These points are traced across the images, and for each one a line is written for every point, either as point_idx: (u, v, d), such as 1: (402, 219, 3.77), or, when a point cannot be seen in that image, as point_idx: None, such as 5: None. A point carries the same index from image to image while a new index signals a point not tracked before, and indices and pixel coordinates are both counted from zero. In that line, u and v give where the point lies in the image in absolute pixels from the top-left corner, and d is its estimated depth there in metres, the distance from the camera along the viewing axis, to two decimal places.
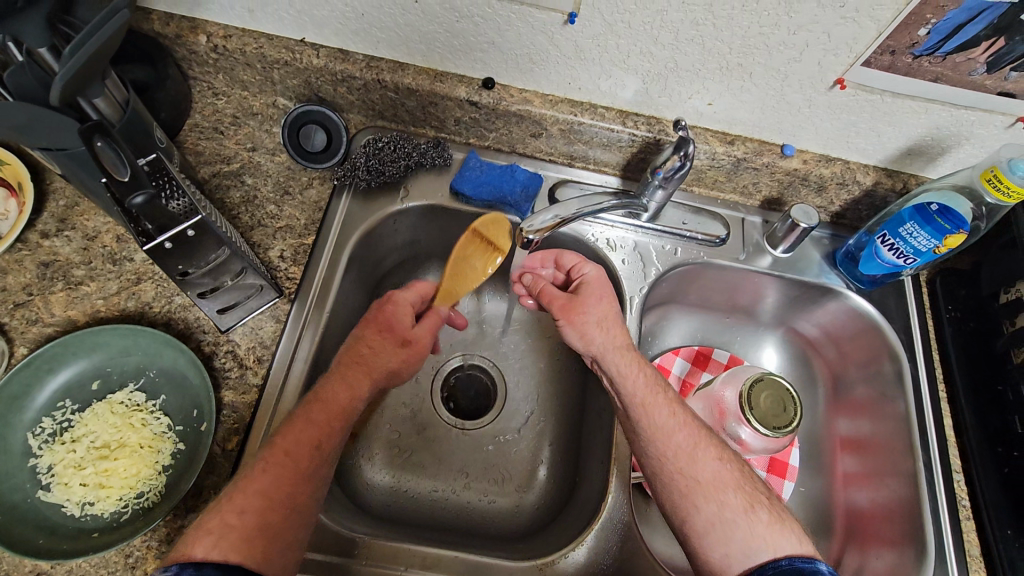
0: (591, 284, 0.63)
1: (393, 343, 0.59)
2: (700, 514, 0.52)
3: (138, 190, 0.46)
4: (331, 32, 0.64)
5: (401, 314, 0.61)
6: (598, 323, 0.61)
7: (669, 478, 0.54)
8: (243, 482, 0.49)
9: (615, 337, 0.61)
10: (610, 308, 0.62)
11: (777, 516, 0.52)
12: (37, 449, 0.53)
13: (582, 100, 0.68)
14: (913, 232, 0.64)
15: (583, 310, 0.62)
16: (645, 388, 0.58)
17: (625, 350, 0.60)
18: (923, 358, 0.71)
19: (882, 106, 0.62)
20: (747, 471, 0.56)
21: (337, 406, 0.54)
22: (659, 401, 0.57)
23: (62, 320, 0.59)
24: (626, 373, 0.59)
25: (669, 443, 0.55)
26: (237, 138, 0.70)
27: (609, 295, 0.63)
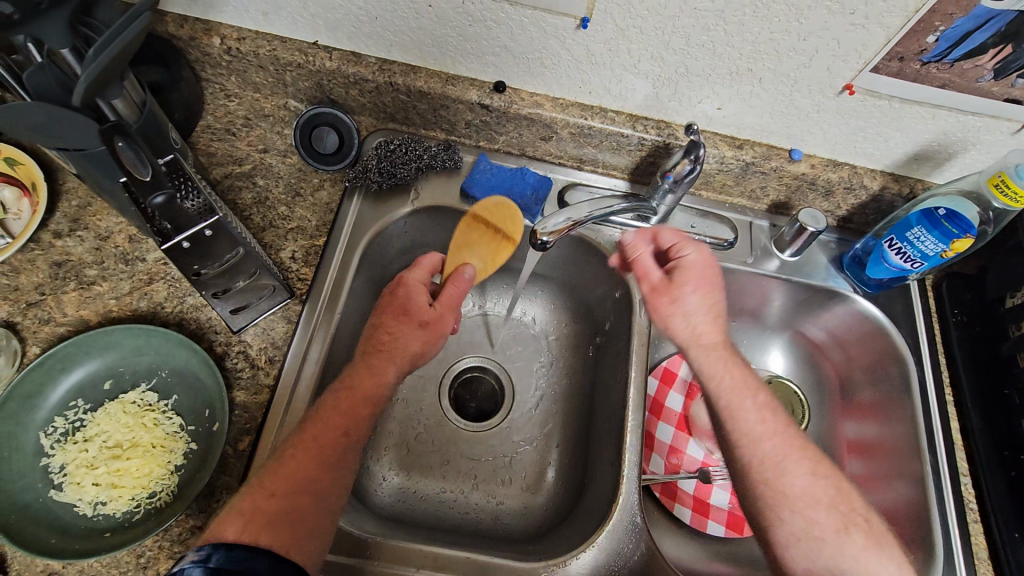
0: (691, 276, 0.61)
1: (413, 327, 0.59)
2: (785, 527, 0.55)
3: (158, 190, 0.47)
4: (344, 35, 0.65)
5: (418, 295, 0.61)
6: (690, 318, 0.61)
7: (757, 486, 0.56)
8: (270, 467, 0.50)
9: (707, 335, 0.61)
10: (706, 303, 0.62)
11: (871, 540, 0.54)
12: (49, 448, 0.52)
13: (592, 104, 0.69)
14: (920, 236, 0.64)
15: (677, 303, 0.61)
16: (737, 390, 0.59)
17: (716, 349, 0.60)
18: (930, 361, 0.71)
19: (889, 112, 0.62)
20: (842, 485, 0.57)
21: (364, 394, 0.56)
22: (749, 406, 0.59)
23: (75, 319, 0.59)
24: (713, 373, 0.60)
25: (756, 450, 0.57)
26: (249, 140, 0.70)
27: (706, 287, 0.62)
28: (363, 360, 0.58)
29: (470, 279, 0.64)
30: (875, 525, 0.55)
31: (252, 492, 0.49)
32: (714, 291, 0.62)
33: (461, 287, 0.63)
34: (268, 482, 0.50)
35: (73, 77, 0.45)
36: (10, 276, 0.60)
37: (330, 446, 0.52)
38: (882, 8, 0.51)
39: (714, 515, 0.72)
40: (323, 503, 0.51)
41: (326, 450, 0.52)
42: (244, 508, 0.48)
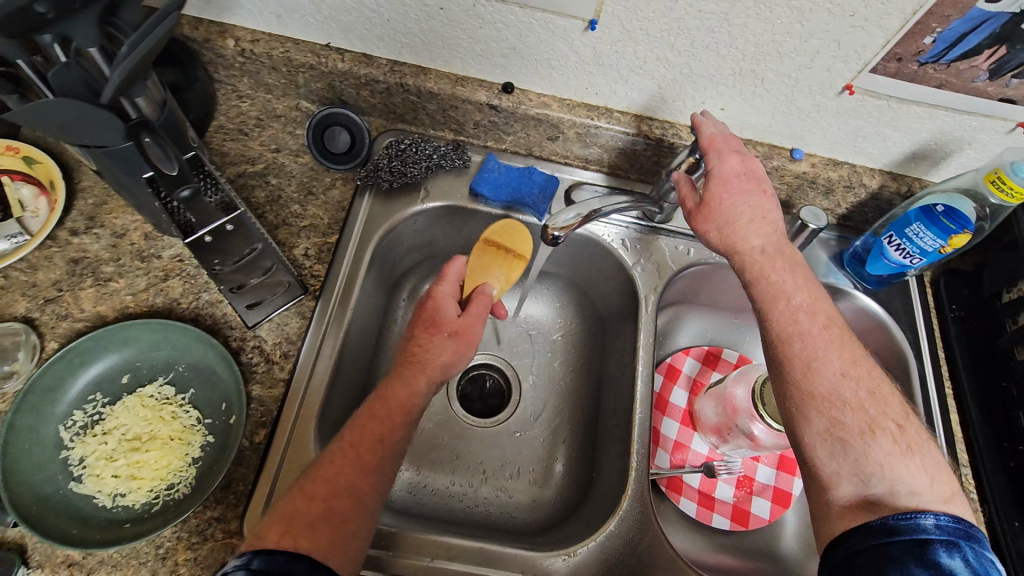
0: (717, 185, 0.60)
1: (444, 337, 0.59)
2: (809, 426, 0.52)
3: (183, 184, 0.50)
4: (356, 37, 0.66)
5: (447, 307, 0.61)
6: (723, 226, 0.61)
7: (786, 385, 0.55)
8: (313, 472, 0.51)
9: (745, 240, 0.60)
10: (741, 207, 0.60)
11: (902, 447, 0.50)
12: (68, 441, 0.53)
13: (598, 104, 0.70)
14: (919, 233, 0.66)
15: (715, 209, 0.61)
16: (774, 293, 0.58)
17: (757, 253, 0.59)
18: (930, 355, 0.72)
19: (888, 112, 0.64)
20: (879, 391, 0.53)
21: (400, 402, 0.55)
22: (785, 309, 0.57)
23: (92, 315, 0.60)
24: (755, 274, 0.59)
25: (787, 350, 0.55)
26: (262, 139, 0.72)
27: (740, 191, 0.60)
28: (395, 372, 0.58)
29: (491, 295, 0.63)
30: (912, 433, 0.51)
31: (295, 495, 0.49)
32: (750, 193, 0.61)
33: (484, 304, 0.63)
34: (309, 482, 0.50)
35: (98, 77, 0.46)
36: (27, 272, 0.61)
37: (359, 442, 0.53)
38: (882, 10, 0.53)
39: (718, 508, 0.73)
40: (363, 509, 0.51)
41: (365, 458, 0.52)
42: (286, 510, 0.48)
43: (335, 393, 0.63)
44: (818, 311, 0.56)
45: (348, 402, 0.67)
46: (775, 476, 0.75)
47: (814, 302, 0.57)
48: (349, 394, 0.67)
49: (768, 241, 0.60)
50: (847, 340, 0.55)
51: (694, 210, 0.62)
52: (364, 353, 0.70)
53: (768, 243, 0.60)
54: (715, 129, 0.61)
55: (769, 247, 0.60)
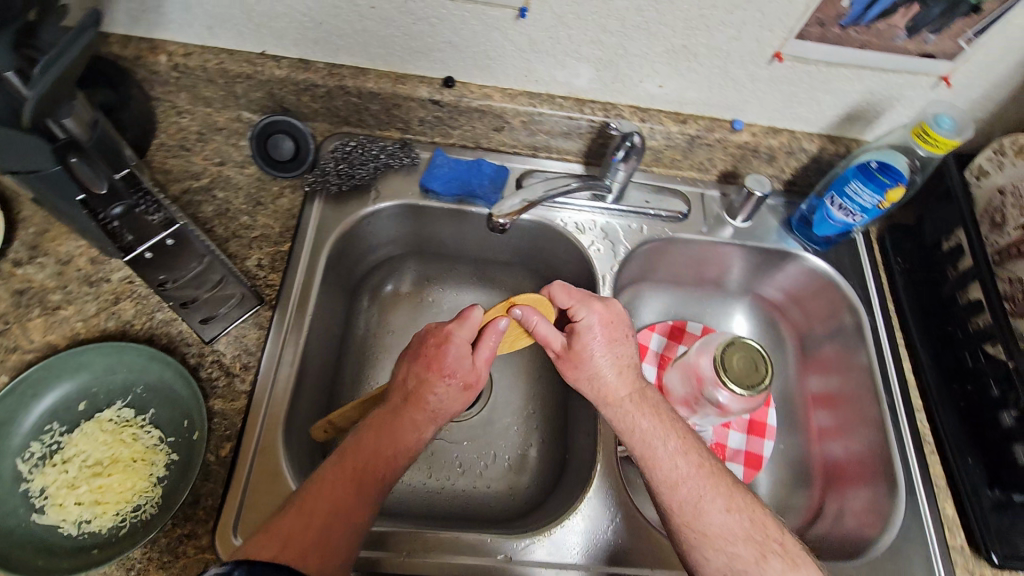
0: (586, 335, 0.61)
1: (449, 386, 0.57)
2: (709, 565, 0.51)
3: (116, 201, 0.48)
4: (291, 42, 0.66)
5: (457, 356, 0.58)
6: (594, 377, 0.60)
7: (678, 528, 0.53)
8: (308, 494, 0.50)
9: (614, 394, 0.59)
10: (608, 358, 0.60)
11: (790, 566, 0.50)
12: (27, 473, 0.52)
13: (539, 91, 0.71)
14: (858, 190, 0.68)
15: (581, 366, 0.60)
16: (649, 439, 0.56)
17: (626, 403, 0.58)
18: (880, 308, 0.75)
19: (817, 76, 0.66)
20: (759, 513, 0.53)
21: (402, 440, 0.54)
22: (664, 454, 0.55)
23: (42, 345, 0.58)
24: (628, 425, 0.58)
25: (674, 495, 0.53)
26: (205, 154, 0.71)
27: (604, 347, 0.61)
28: (395, 407, 0.56)
29: (503, 328, 0.60)
30: (791, 546, 0.52)
31: (292, 514, 0.48)
32: (614, 346, 0.61)
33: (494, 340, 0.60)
34: (308, 504, 0.49)
35: None
36: None
37: (351, 466, 0.52)
38: None
39: None
40: (349, 536, 0.49)
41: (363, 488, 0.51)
42: (281, 531, 0.47)
43: (300, 400, 0.63)
44: (691, 451, 0.56)
45: (314, 408, 0.67)
46: (746, 440, 0.78)
47: (686, 441, 0.57)
48: (315, 400, 0.67)
49: (636, 385, 0.59)
50: (722, 472, 0.55)
51: (560, 363, 0.62)
52: (328, 359, 0.70)
53: (634, 391, 0.59)
54: (567, 292, 0.62)
55: (636, 395, 0.59)
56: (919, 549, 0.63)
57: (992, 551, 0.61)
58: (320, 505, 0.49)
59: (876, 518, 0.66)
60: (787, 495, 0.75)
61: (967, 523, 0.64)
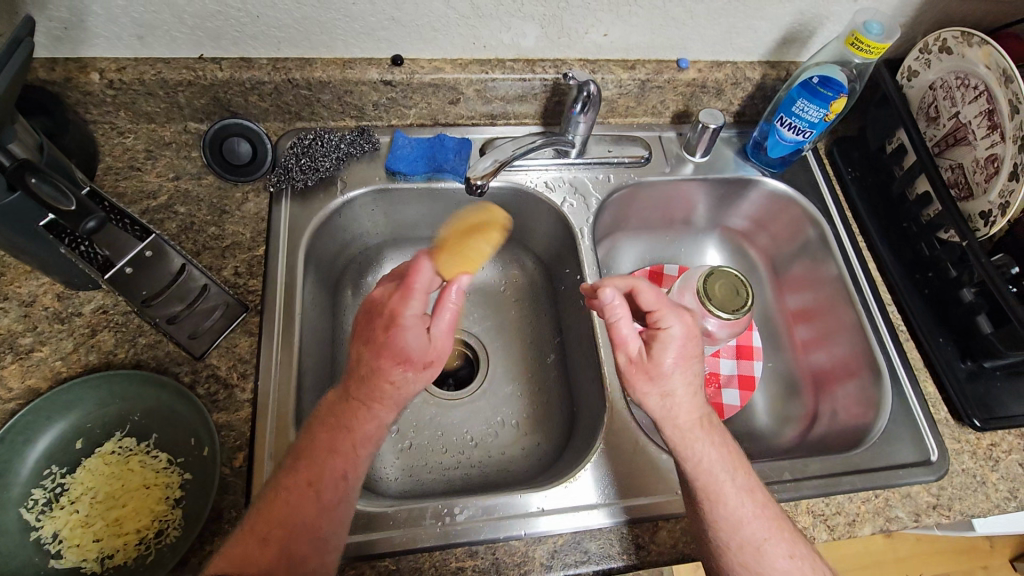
0: (668, 345, 0.54)
1: (404, 371, 0.51)
2: None
3: (88, 216, 0.46)
4: (229, 42, 0.64)
5: (415, 336, 0.52)
6: (666, 394, 0.53)
7: (731, 562, 0.52)
8: (265, 507, 0.48)
9: (685, 414, 0.53)
10: (689, 376, 0.54)
11: None
12: (35, 521, 0.50)
13: (489, 58, 0.71)
14: (804, 107, 0.72)
15: (658, 378, 0.53)
16: (715, 471, 0.52)
17: (695, 429, 0.53)
18: (839, 218, 0.80)
19: (751, 4, 0.69)
20: (817, 560, 0.52)
21: (355, 433, 0.52)
22: (732, 489, 0.52)
23: (22, 391, 0.55)
24: (694, 453, 0.53)
25: (735, 534, 0.51)
26: (158, 170, 0.68)
27: (687, 357, 0.54)
28: (350, 393, 0.53)
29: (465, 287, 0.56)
30: None
31: (244, 538, 0.47)
32: (694, 357, 0.55)
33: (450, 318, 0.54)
34: (270, 517, 0.48)
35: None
36: None
37: (307, 473, 0.50)
38: None
39: None
40: (322, 548, 0.48)
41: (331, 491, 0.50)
42: (236, 553, 0.46)
43: (304, 399, 0.62)
44: (756, 489, 0.53)
45: (319, 406, 0.66)
46: (737, 365, 0.83)
47: (750, 477, 0.54)
48: (319, 399, 0.66)
49: (702, 411, 0.54)
50: (784, 517, 0.53)
51: (630, 369, 0.55)
52: (323, 357, 0.69)
53: (705, 416, 0.54)
54: (654, 294, 0.57)
55: (705, 421, 0.54)
56: (907, 428, 0.67)
57: (974, 416, 0.66)
58: (278, 522, 0.48)
59: (866, 406, 0.71)
60: (783, 406, 0.80)
61: (948, 397, 0.69)
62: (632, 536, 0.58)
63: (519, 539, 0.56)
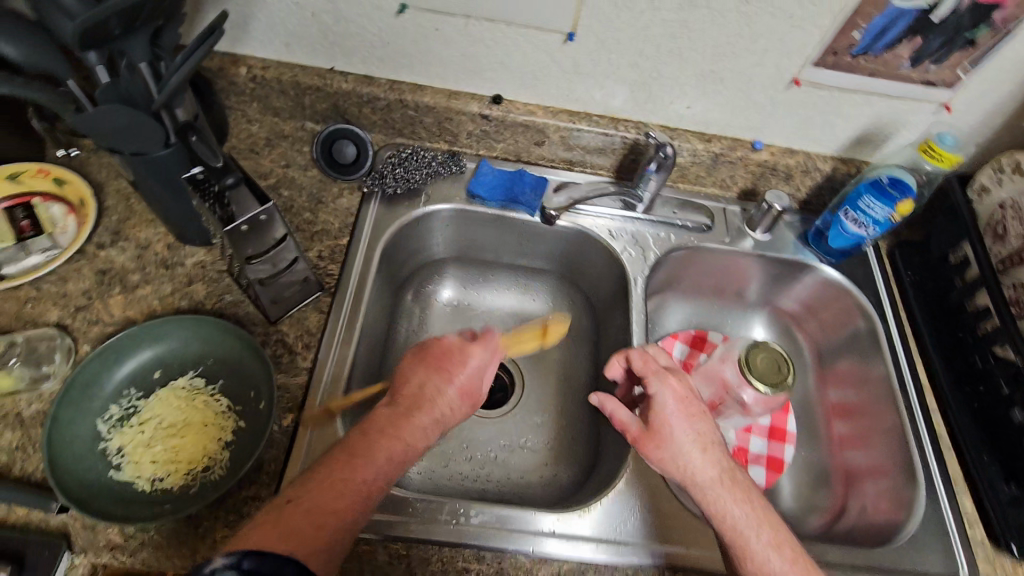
0: (662, 409, 0.59)
1: (454, 393, 0.58)
2: None
3: (228, 174, 0.56)
4: (359, 60, 0.74)
5: (466, 370, 0.60)
6: (675, 456, 0.57)
7: None
8: (308, 489, 0.46)
9: (699, 471, 0.56)
10: (688, 435, 0.57)
11: None
12: (106, 433, 0.56)
13: (579, 110, 0.79)
14: (870, 204, 0.75)
15: (662, 444, 0.58)
16: (741, 527, 0.53)
17: (713, 485, 0.55)
18: (893, 317, 0.81)
19: (831, 101, 0.74)
20: None
21: (401, 439, 0.52)
22: (758, 545, 0.53)
23: (121, 319, 0.63)
24: (719, 510, 0.55)
25: None
26: (272, 157, 0.78)
27: (684, 419, 0.58)
28: (400, 407, 0.55)
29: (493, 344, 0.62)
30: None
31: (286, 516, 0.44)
32: (692, 418, 0.59)
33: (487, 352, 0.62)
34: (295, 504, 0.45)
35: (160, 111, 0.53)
36: (57, 283, 0.63)
37: (347, 464, 0.49)
38: (815, 11, 0.63)
39: None
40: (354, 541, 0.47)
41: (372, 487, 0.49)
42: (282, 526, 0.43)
43: (354, 380, 0.67)
44: (785, 544, 0.53)
45: (364, 392, 0.71)
46: (768, 445, 0.82)
47: (779, 533, 0.53)
48: (365, 386, 0.71)
49: (720, 467, 0.56)
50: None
51: (639, 438, 0.59)
52: (376, 348, 0.74)
53: (720, 472, 0.56)
54: (642, 359, 0.63)
55: (723, 476, 0.56)
56: (940, 540, 0.66)
57: (1013, 543, 0.64)
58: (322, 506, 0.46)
59: (898, 507, 0.70)
60: (810, 496, 0.79)
61: (988, 519, 0.67)
62: None
63: (527, 555, 0.58)
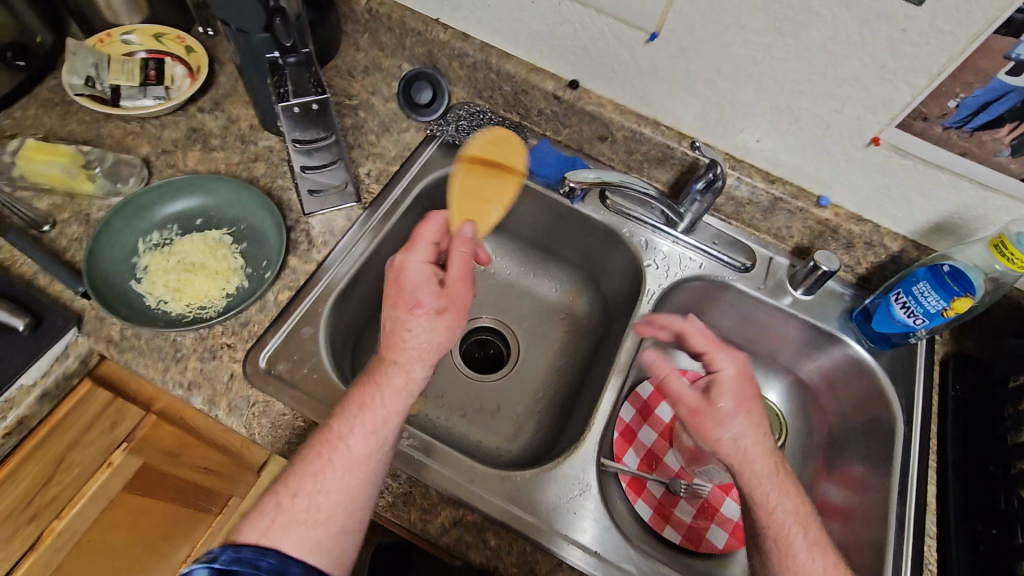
0: (722, 392, 0.58)
1: (421, 322, 0.56)
2: None
3: (293, 55, 0.63)
4: (460, 16, 0.80)
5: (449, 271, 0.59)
6: (734, 439, 0.56)
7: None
8: (291, 470, 0.53)
9: (755, 458, 0.55)
10: (747, 424, 0.57)
11: None
12: (142, 251, 0.66)
13: (649, 115, 0.79)
14: (924, 292, 0.69)
15: (721, 424, 0.57)
16: (789, 523, 0.54)
17: (768, 473, 0.55)
18: (921, 424, 0.73)
19: (914, 173, 0.68)
20: None
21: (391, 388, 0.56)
22: (801, 541, 0.53)
23: (191, 170, 0.73)
24: (769, 500, 0.54)
25: None
26: (363, 83, 0.86)
27: (743, 409, 0.57)
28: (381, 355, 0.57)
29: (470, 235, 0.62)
30: None
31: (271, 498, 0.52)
32: (750, 412, 0.58)
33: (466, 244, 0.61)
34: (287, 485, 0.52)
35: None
36: (158, 127, 0.75)
37: (323, 444, 0.54)
38: (909, 67, 0.59)
39: (674, 522, 0.71)
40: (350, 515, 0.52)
41: (355, 450, 0.53)
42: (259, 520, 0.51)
43: (357, 289, 0.73)
44: (826, 550, 0.53)
45: (365, 305, 0.76)
46: None
47: (820, 539, 0.54)
48: (368, 300, 0.77)
49: (776, 459, 0.56)
50: None
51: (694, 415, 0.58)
52: None
53: (775, 463, 0.56)
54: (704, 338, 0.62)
55: (776, 467, 0.56)
56: None
57: None
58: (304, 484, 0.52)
59: None
60: None
61: None
62: (528, 558, 0.59)
63: (438, 491, 0.61)
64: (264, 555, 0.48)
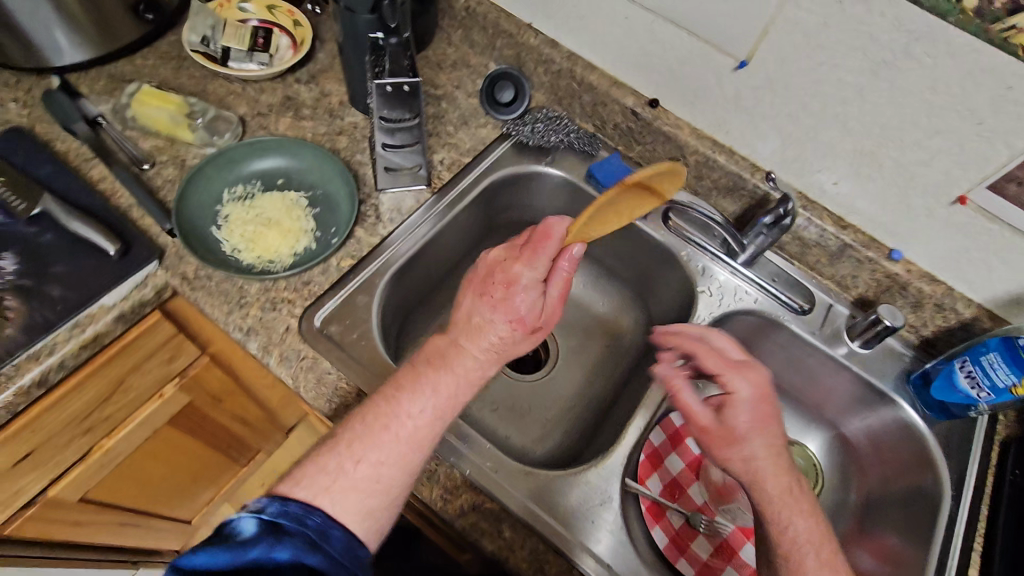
0: (736, 409, 0.56)
1: (505, 325, 0.56)
2: None
3: (395, 37, 0.68)
4: (553, 24, 0.82)
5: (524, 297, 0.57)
6: (748, 460, 0.55)
7: None
8: (354, 430, 0.51)
9: (768, 478, 0.54)
10: (761, 443, 0.55)
11: None
12: (225, 200, 0.71)
13: (725, 143, 0.79)
14: (994, 364, 0.66)
15: (736, 445, 0.55)
16: (802, 542, 0.52)
17: (782, 488, 0.54)
18: (969, 504, 0.68)
19: (1000, 240, 0.65)
20: None
21: (453, 372, 0.54)
22: (814, 560, 0.51)
23: (281, 134, 0.78)
24: (785, 516, 0.53)
25: None
26: (450, 76, 0.90)
27: (757, 426, 0.56)
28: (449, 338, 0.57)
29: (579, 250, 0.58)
30: None
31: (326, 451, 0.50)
32: (767, 430, 0.56)
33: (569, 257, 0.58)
34: (347, 445, 0.50)
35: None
36: (257, 91, 0.81)
37: (386, 409, 0.52)
38: (1010, 126, 0.56)
39: (688, 555, 0.69)
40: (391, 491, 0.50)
41: (421, 428, 0.52)
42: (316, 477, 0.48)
43: (415, 268, 0.75)
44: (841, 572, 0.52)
45: (420, 285, 0.79)
46: None
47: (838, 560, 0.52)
48: (422, 280, 0.79)
49: (791, 478, 0.54)
50: None
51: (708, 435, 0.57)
52: (448, 259, 0.82)
53: (791, 481, 0.54)
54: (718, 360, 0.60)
55: (789, 485, 0.54)
56: None
57: None
58: (359, 448, 0.50)
59: None
60: None
61: None
62: (540, 557, 0.59)
63: (461, 474, 0.62)
64: (312, 513, 0.45)
